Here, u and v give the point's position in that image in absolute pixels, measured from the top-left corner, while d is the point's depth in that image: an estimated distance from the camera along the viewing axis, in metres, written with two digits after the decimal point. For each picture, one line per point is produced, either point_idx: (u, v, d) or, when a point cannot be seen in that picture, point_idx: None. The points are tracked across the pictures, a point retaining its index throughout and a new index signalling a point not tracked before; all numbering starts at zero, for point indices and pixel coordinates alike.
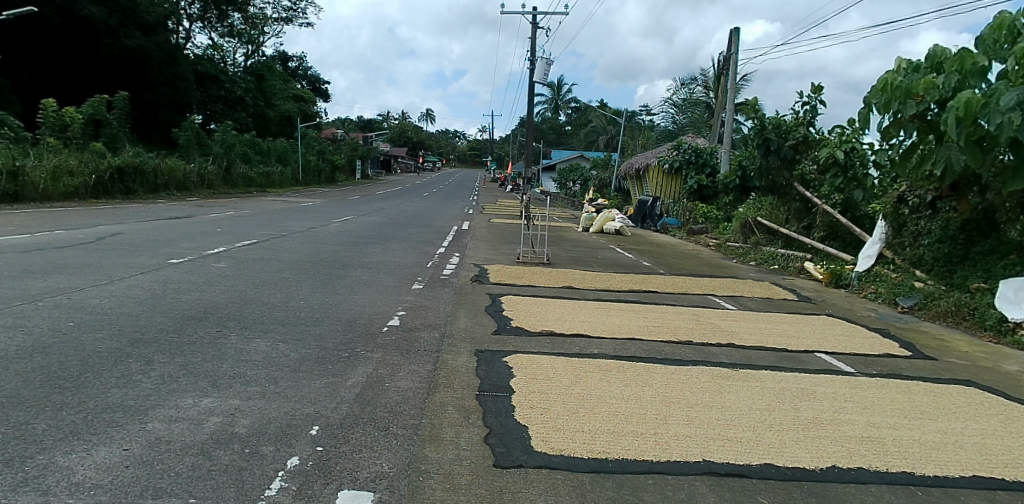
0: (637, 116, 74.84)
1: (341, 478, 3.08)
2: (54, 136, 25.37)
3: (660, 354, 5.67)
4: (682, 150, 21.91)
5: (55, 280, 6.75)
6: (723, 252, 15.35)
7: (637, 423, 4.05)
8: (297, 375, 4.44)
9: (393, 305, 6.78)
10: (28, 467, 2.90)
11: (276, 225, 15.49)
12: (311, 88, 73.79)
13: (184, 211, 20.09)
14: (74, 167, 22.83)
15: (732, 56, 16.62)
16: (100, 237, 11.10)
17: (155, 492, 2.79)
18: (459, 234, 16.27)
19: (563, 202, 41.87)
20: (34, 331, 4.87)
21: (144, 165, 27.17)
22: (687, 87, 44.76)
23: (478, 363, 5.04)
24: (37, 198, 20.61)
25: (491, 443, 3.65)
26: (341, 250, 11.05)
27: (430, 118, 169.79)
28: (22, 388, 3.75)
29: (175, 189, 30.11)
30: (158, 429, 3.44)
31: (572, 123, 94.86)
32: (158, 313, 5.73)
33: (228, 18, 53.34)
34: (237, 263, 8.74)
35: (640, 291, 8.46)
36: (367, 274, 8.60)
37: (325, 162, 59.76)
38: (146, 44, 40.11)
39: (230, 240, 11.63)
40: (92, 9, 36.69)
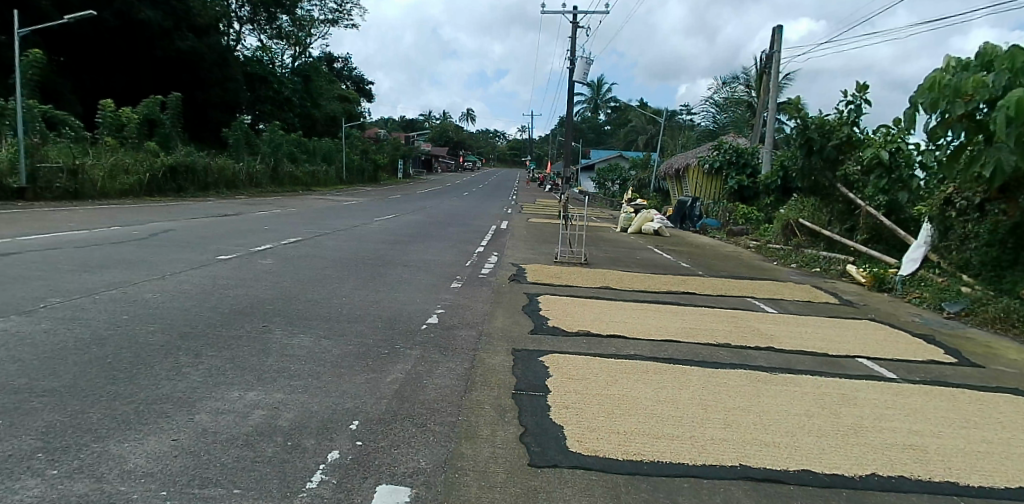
0: (677, 116, 73.91)
1: (379, 473, 3.13)
2: (112, 135, 26.19)
3: (698, 356, 5.58)
4: (723, 149, 21.43)
5: (112, 274, 7.00)
6: (763, 255, 14.97)
7: (673, 426, 4.02)
8: (339, 370, 4.52)
9: (433, 303, 6.81)
10: (84, 455, 3.02)
11: (321, 223, 15.79)
12: (354, 89, 74.94)
13: (233, 208, 20.75)
14: (129, 166, 23.73)
15: (775, 55, 16.27)
16: (153, 233, 11.47)
17: (203, 481, 2.90)
18: (498, 233, 16.32)
19: (602, 202, 41.69)
20: (90, 323, 5.05)
21: (195, 164, 27.96)
22: (730, 87, 43.78)
23: (515, 361, 5.04)
24: (96, 195, 21.50)
25: (526, 442, 3.66)
26: (383, 247, 11.20)
27: (468, 119, 171.19)
28: (79, 379, 3.89)
29: (224, 187, 30.93)
30: (205, 420, 3.53)
31: (610, 122, 94.10)
32: (207, 307, 5.88)
33: (277, 20, 54.61)
34: (282, 260, 8.92)
35: (678, 292, 8.37)
36: (407, 271, 8.69)
37: (368, 161, 60.53)
38: (199, 46, 41.41)
39: (275, 237, 11.87)
40: (148, 13, 37.69)
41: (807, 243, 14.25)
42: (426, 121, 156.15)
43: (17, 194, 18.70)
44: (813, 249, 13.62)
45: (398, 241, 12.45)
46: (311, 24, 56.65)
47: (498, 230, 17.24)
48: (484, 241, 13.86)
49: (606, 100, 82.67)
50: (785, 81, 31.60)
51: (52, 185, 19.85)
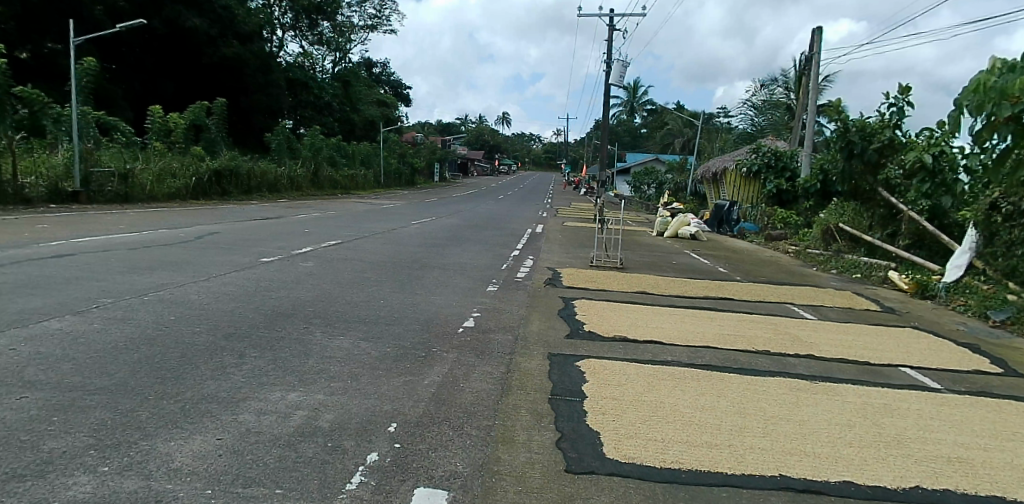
0: (714, 119, 72.95)
1: (417, 475, 3.14)
2: (160, 141, 26.81)
3: (735, 363, 5.47)
4: (761, 152, 20.90)
5: (160, 276, 7.17)
6: (801, 260, 14.64)
7: (711, 434, 3.94)
8: (377, 372, 4.55)
9: (470, 306, 6.83)
10: (133, 452, 3.10)
11: (359, 226, 16.02)
12: (393, 93, 76.04)
13: (275, 211, 21.17)
14: (176, 171, 24.56)
15: (815, 56, 15.93)
16: (199, 235, 11.77)
17: (246, 480, 2.95)
18: (534, 236, 16.33)
19: (637, 206, 41.43)
20: (140, 323, 5.19)
21: (239, 168, 28.73)
22: (768, 89, 42.89)
23: (551, 366, 5.01)
24: (146, 198, 22.46)
25: (562, 448, 3.63)
26: (421, 251, 11.29)
27: (504, 122, 172.33)
28: (130, 377, 3.99)
29: (267, 190, 31.63)
30: (249, 420, 3.58)
31: (646, 125, 93.25)
32: (251, 309, 5.99)
33: (318, 26, 55.80)
34: (322, 262, 9.05)
35: (715, 298, 8.23)
36: (443, 274, 8.74)
37: (406, 165, 61.38)
38: (242, 52, 41.56)
39: (315, 240, 12.06)
40: (195, 20, 38.56)
41: (847, 249, 13.95)
42: (462, 125, 157.49)
43: (71, 197, 19.68)
44: (852, 255, 13.28)
45: (435, 244, 12.54)
46: (351, 30, 57.69)
47: (534, 234, 17.25)
48: (519, 244, 13.88)
49: (642, 103, 82.01)
50: (826, 83, 30.87)
51: (104, 189, 20.78)
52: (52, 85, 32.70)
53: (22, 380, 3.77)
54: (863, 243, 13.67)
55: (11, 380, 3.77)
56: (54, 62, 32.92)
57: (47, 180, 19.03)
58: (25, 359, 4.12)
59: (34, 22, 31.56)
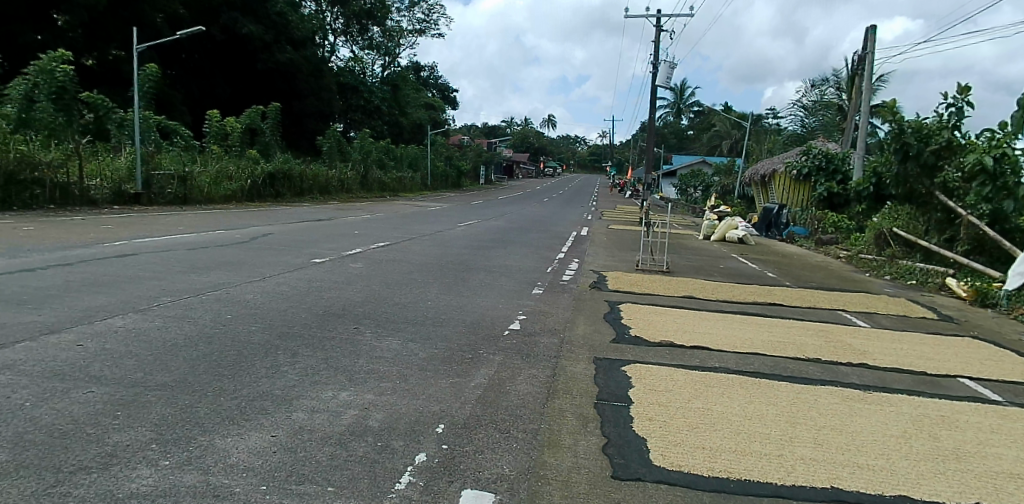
0: (762, 120, 71.55)
1: (465, 477, 3.13)
2: (218, 144, 27.66)
3: (785, 371, 5.33)
4: (812, 154, 20.49)
5: (217, 276, 7.38)
6: (853, 265, 14.47)
7: (761, 443, 3.84)
8: (425, 373, 4.58)
9: (515, 309, 6.83)
10: (192, 447, 3.18)
11: (406, 228, 16.21)
12: (440, 96, 77.02)
13: (327, 213, 21.66)
14: (232, 173, 25.43)
15: (869, 56, 15.42)
16: (253, 236, 12.11)
17: (299, 478, 2.99)
18: (579, 239, 16.30)
19: (684, 208, 40.90)
20: (198, 321, 5.34)
21: (291, 171, 29.58)
22: (820, 89, 41.71)
23: (597, 370, 4.96)
24: (203, 200, 23.44)
25: (609, 453, 3.58)
26: (467, 253, 11.36)
27: (549, 125, 172.61)
28: (189, 374, 4.11)
29: (318, 193, 32.39)
30: (302, 418, 3.65)
31: (693, 126, 91.74)
32: (303, 309, 6.10)
33: (368, 31, 56.92)
34: (372, 263, 9.19)
35: (764, 303, 8.03)
36: (489, 277, 8.77)
37: (451, 167, 62.28)
38: (296, 58, 42.64)
39: (364, 241, 12.26)
40: (251, 27, 39.81)
41: (902, 254, 13.42)
42: (509, 126, 158.47)
43: (133, 199, 20.64)
44: (907, 260, 12.87)
45: (481, 246, 12.61)
46: (400, 34, 58.59)
47: (579, 236, 17.21)
48: (565, 247, 13.85)
49: (689, 104, 80.85)
50: (880, 83, 30.01)
51: (163, 191, 21.67)
52: (116, 90, 33.91)
53: (89, 375, 3.91)
54: (919, 248, 13.12)
55: (79, 374, 3.93)
56: (118, 69, 34.13)
57: (111, 183, 19.92)
58: (91, 355, 4.27)
59: (100, 30, 32.62)
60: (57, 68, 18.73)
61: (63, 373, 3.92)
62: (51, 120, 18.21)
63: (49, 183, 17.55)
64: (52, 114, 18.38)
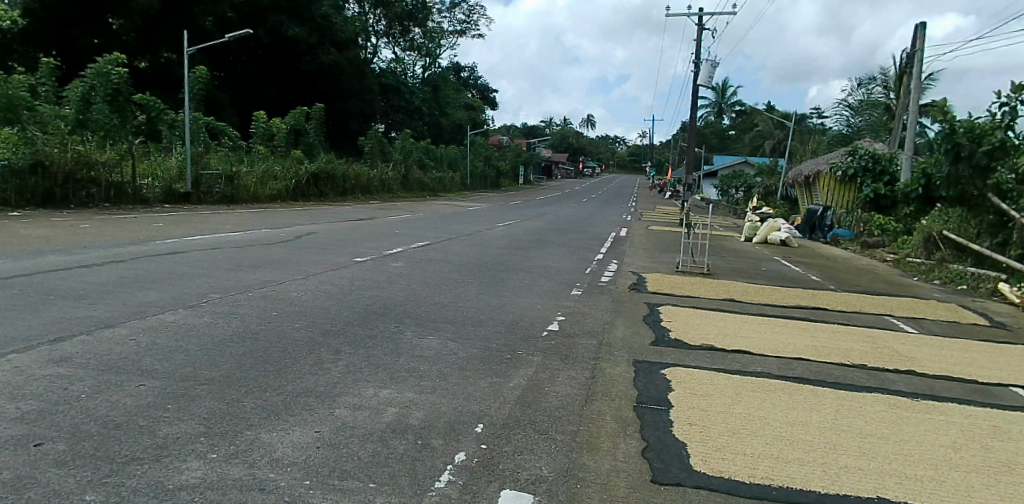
0: (805, 120, 69.80)
1: (503, 478, 3.13)
2: (263, 144, 28.46)
3: (829, 377, 5.19)
4: (858, 154, 19.90)
5: (263, 274, 7.53)
6: (900, 270, 14.19)
7: (804, 451, 3.73)
8: (464, 373, 4.59)
9: (553, 309, 6.81)
10: (239, 441, 3.24)
11: (445, 228, 16.31)
12: (480, 97, 77.44)
13: (367, 213, 21.92)
14: (278, 173, 26.12)
15: (919, 54, 14.94)
16: (298, 234, 12.36)
17: (342, 473, 3.02)
18: (617, 240, 16.20)
19: (725, 210, 40.29)
20: (245, 318, 5.45)
21: (334, 171, 30.09)
22: (867, 88, 40.31)
23: (636, 373, 4.90)
24: (249, 200, 24.14)
25: (648, 457, 3.53)
26: (506, 253, 11.39)
27: (587, 125, 171.95)
28: (236, 369, 4.20)
29: (359, 193, 32.86)
30: (344, 414, 3.69)
31: (734, 127, 89.89)
32: (346, 307, 6.18)
33: (410, 33, 57.61)
34: (412, 263, 9.28)
35: (807, 307, 7.84)
36: (528, 277, 8.76)
37: (491, 167, 62.50)
38: (339, 59, 42.79)
39: (404, 240, 12.39)
40: (296, 29, 40.65)
41: (952, 258, 13.03)
42: (548, 126, 158.56)
43: (182, 197, 21.36)
44: (958, 265, 12.44)
45: (519, 247, 12.61)
46: (441, 35, 59.11)
47: (618, 238, 17.10)
48: (603, 248, 13.77)
49: (731, 104, 79.42)
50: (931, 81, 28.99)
51: (211, 189, 22.43)
52: (169, 91, 34.82)
53: (142, 369, 4.03)
54: (971, 252, 12.65)
55: (132, 367, 4.05)
56: (169, 71, 35.04)
57: (162, 183, 20.64)
58: (143, 349, 4.40)
59: (152, 35, 33.67)
60: (112, 71, 19.15)
61: (117, 366, 4.06)
62: (106, 121, 18.84)
63: (103, 182, 18.32)
64: (108, 114, 18.93)
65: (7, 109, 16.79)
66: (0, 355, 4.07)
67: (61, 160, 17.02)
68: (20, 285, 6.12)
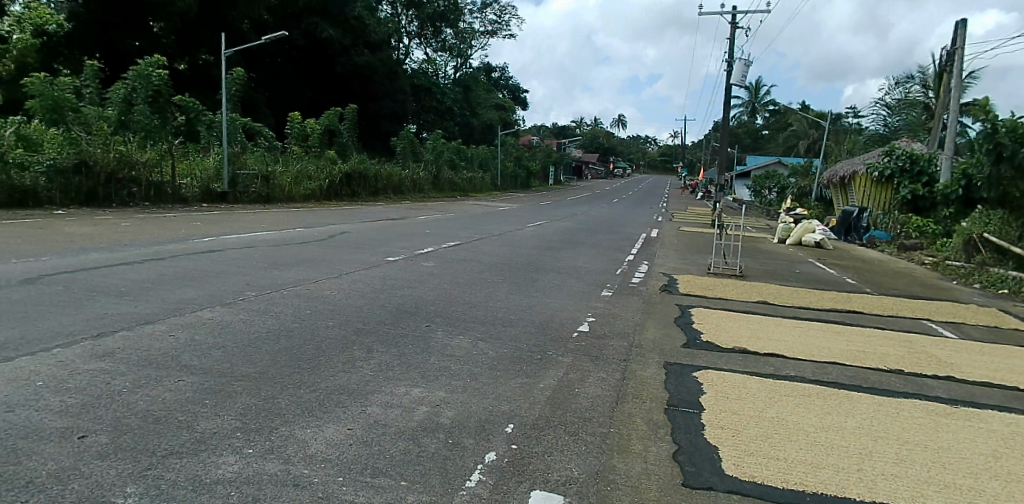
0: (841, 120, 68.39)
1: (533, 478, 3.11)
2: (297, 144, 28.57)
3: (865, 382, 5.08)
4: (895, 155, 19.60)
5: (297, 272, 7.64)
6: (938, 272, 13.47)
7: (839, 457, 3.64)
8: (494, 372, 4.58)
9: (584, 311, 6.77)
10: (274, 437, 3.29)
11: (477, 228, 16.35)
12: (511, 97, 77.55)
13: (397, 213, 22.08)
14: (312, 173, 26.55)
15: (959, 51, 14.55)
16: (331, 234, 12.54)
17: (373, 471, 3.03)
18: (648, 241, 16.09)
19: (759, 210, 39.83)
20: (279, 316, 5.53)
21: (367, 171, 30.43)
22: (905, 86, 39.15)
23: (667, 375, 4.86)
24: (284, 199, 24.58)
25: (679, 460, 3.49)
26: (536, 253, 11.39)
27: (621, 125, 170.98)
28: (271, 366, 4.26)
29: (392, 192, 33.17)
30: (376, 412, 3.72)
31: (769, 128, 88.20)
32: (378, 306, 6.23)
33: (442, 33, 58.03)
34: (443, 263, 9.32)
35: (841, 311, 7.68)
36: (558, 278, 8.74)
37: (522, 168, 62.42)
38: (372, 60, 43.32)
39: (435, 240, 12.46)
40: (330, 31, 41.21)
41: (993, 261, 12.58)
42: (580, 126, 158.33)
43: (220, 197, 21.81)
44: (1000, 268, 12.02)
45: (550, 247, 12.59)
46: (472, 36, 59.41)
47: (649, 238, 16.99)
48: (634, 249, 13.69)
49: (765, 103, 78.18)
50: (972, 80, 28.15)
51: (247, 189, 22.86)
52: (206, 93, 35.55)
53: (180, 365, 4.11)
54: (1014, 255, 12.24)
55: (171, 363, 4.14)
56: (206, 73, 35.85)
57: (200, 182, 21.13)
58: (181, 345, 4.49)
59: (192, 37, 34.55)
60: (153, 73, 20.13)
61: (156, 361, 4.15)
62: (146, 122, 19.80)
63: (144, 181, 18.74)
64: (149, 115, 19.90)
65: (53, 110, 17.68)
66: (46, 349, 4.19)
67: (104, 160, 17.42)
68: (65, 282, 6.29)
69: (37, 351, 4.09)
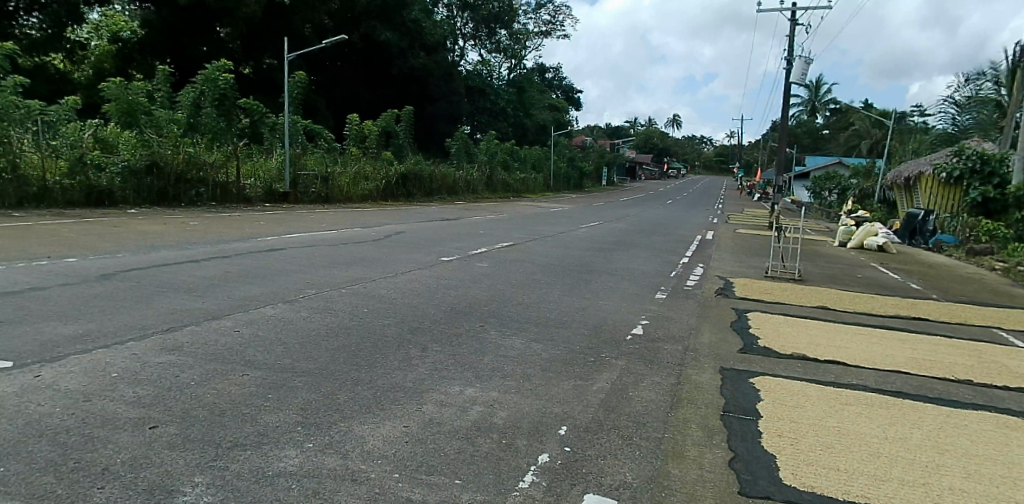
0: (905, 119, 65.66)
1: (587, 481, 3.09)
2: (356, 147, 28.28)
3: (931, 392, 4.87)
4: (964, 155, 18.73)
5: (354, 271, 7.79)
6: (1011, 278, 12.80)
7: (906, 470, 3.48)
8: (547, 374, 4.58)
9: (637, 313, 6.70)
10: (334, 432, 3.35)
11: (531, 229, 16.34)
12: (565, 97, 77.26)
13: (454, 212, 22.30)
14: (369, 174, 27.13)
15: None
16: (387, 234, 12.75)
17: (428, 468, 3.06)
18: (703, 243, 15.82)
19: (818, 212, 38.70)
20: (338, 314, 5.65)
21: (422, 172, 30.92)
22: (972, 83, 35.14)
23: (723, 381, 4.76)
24: (342, 199, 25.22)
25: (736, 468, 3.40)
26: (589, 255, 11.35)
27: (673, 125, 168.70)
28: (330, 363, 4.35)
29: (445, 192, 33.61)
30: (431, 410, 3.75)
31: (830, 127, 84.75)
32: (432, 305, 6.30)
33: (497, 35, 58.39)
34: (496, 263, 9.36)
35: (907, 318, 7.36)
36: (611, 280, 8.67)
37: (574, 168, 62.17)
38: (428, 62, 43.69)
39: (489, 241, 12.52)
40: (387, 34, 41.24)
41: None
42: (635, 125, 156.84)
43: (282, 197, 22.57)
44: None
45: (602, 249, 12.50)
46: (526, 37, 59.58)
47: (705, 240, 16.70)
48: (688, 251, 13.48)
49: (826, 101, 75.79)
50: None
51: (307, 190, 23.64)
52: (270, 96, 36.73)
53: (244, 360, 4.24)
54: None
55: (235, 358, 4.26)
56: (271, 76, 37.03)
57: (264, 183, 21.99)
58: (246, 341, 4.63)
59: (257, 41, 35.95)
60: (219, 76, 20.01)
61: (221, 356, 4.28)
62: (213, 125, 20.12)
63: (211, 182, 19.70)
64: (215, 119, 20.15)
65: (127, 113, 18.04)
66: (120, 342, 4.38)
67: (173, 161, 18.38)
68: (136, 278, 6.55)
69: (107, 345, 4.23)
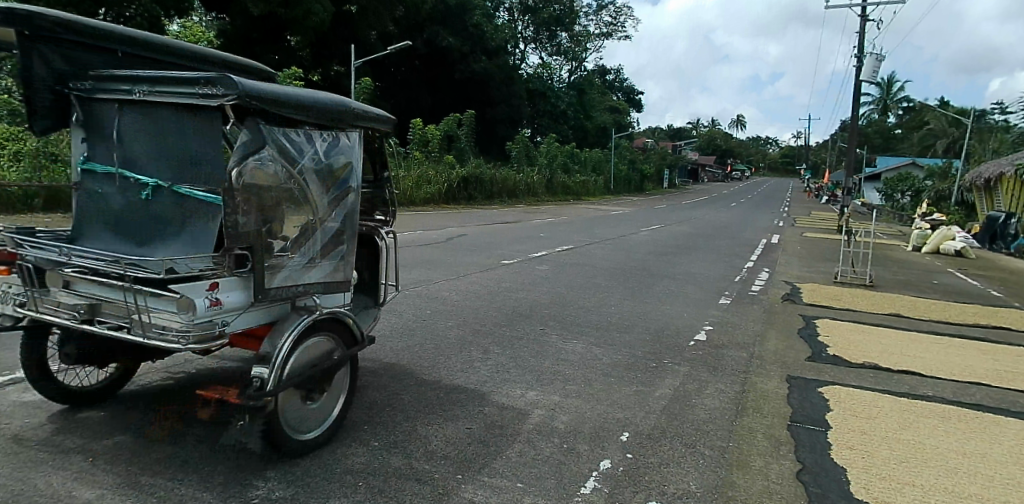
0: (985, 117, 62.00)
1: (650, 489, 3.04)
2: (419, 150, 29.10)
3: (1013, 405, 4.60)
4: None
5: (419, 273, 7.90)
6: None
7: (987, 486, 3.31)
8: (610, 379, 4.54)
9: (700, 319, 6.58)
10: (399, 432, 3.41)
11: (594, 232, 16.22)
12: (626, 99, 76.18)
13: (518, 216, 22.28)
14: (431, 177, 27.36)
15: None
16: (450, 236, 12.87)
17: (491, 471, 3.08)
18: (769, 247, 15.36)
19: (888, 216, 37.00)
20: (403, 316, 5.74)
21: (483, 175, 31.20)
22: None
23: (790, 390, 4.62)
24: (404, 202, 25.56)
25: (804, 480, 3.29)
26: (651, 258, 11.20)
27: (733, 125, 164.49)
28: (394, 364, 4.42)
29: (506, 196, 33.74)
30: (493, 413, 3.77)
31: (901, 124, 80.31)
32: (494, 308, 6.34)
33: (557, 38, 58.16)
34: (557, 266, 9.34)
35: (988, 328, 6.98)
36: (672, 284, 8.54)
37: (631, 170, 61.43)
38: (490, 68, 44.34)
39: (550, 244, 12.50)
40: (449, 40, 41.83)
41: None
42: (693, 126, 153.68)
43: None
44: None
45: (664, 253, 12.30)
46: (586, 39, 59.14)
47: (770, 244, 16.20)
48: (752, 255, 13.12)
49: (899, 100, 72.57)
50: None
51: None
52: None
53: None
54: None
55: None
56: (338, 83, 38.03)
57: None
58: None
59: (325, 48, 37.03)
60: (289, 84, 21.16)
61: None
62: None
63: None
64: None
65: None
66: None
67: None
68: None
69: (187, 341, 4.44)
